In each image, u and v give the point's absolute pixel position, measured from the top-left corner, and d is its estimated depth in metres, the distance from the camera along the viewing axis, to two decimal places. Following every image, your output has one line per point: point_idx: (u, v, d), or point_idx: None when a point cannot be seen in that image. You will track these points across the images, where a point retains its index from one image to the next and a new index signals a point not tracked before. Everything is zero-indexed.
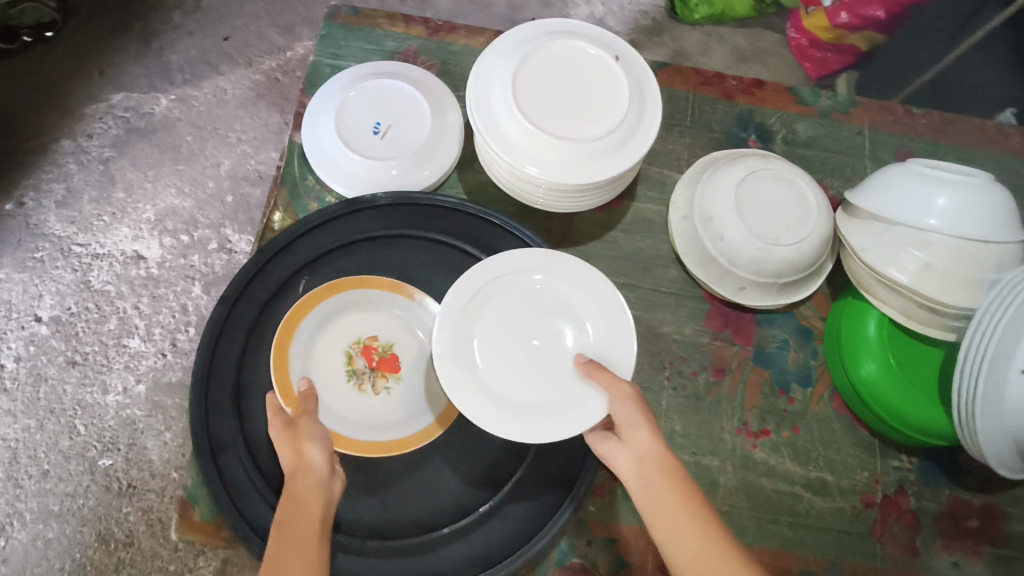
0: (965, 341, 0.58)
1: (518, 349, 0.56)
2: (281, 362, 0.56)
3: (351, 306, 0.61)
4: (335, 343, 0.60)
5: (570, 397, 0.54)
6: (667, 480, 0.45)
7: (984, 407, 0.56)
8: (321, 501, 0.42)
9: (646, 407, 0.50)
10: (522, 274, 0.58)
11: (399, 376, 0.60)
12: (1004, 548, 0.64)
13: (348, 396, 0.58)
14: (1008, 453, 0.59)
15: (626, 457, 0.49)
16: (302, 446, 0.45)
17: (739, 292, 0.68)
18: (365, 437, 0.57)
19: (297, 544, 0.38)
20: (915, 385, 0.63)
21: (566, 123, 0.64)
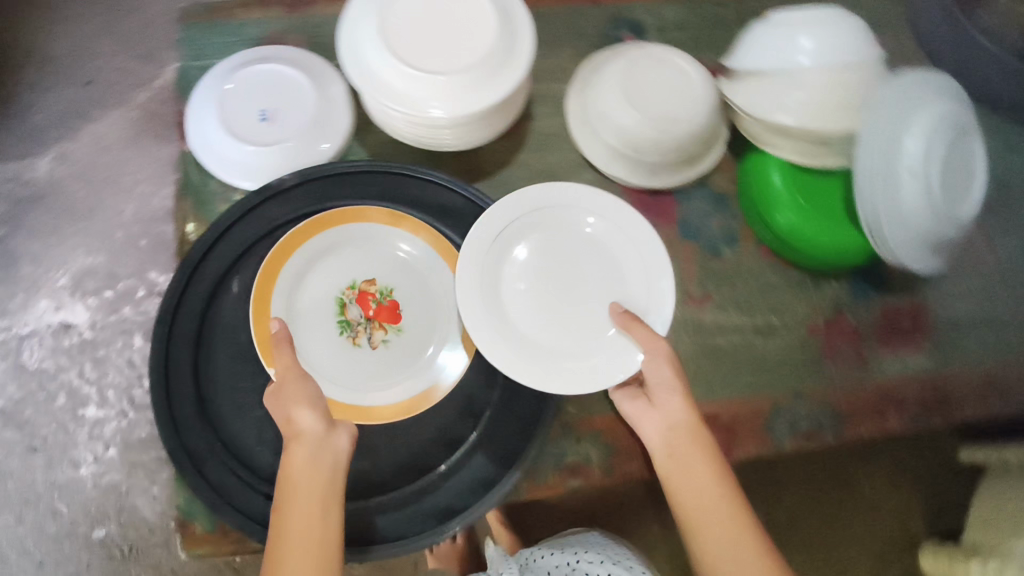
0: (857, 156, 0.64)
1: (555, 292, 0.63)
2: (262, 297, 0.60)
3: (341, 239, 0.65)
4: (327, 281, 0.64)
5: (606, 347, 0.61)
6: (690, 449, 0.54)
7: (889, 223, 0.63)
8: (326, 459, 0.52)
9: (679, 368, 0.57)
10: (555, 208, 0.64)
11: (395, 326, 0.64)
12: (936, 336, 0.71)
13: (343, 354, 0.63)
14: (916, 248, 0.65)
15: (655, 418, 0.57)
16: (293, 412, 0.54)
17: (653, 178, 0.72)
18: (358, 401, 0.61)
19: (295, 512, 0.49)
20: (825, 216, 0.69)
21: (443, 59, 0.64)
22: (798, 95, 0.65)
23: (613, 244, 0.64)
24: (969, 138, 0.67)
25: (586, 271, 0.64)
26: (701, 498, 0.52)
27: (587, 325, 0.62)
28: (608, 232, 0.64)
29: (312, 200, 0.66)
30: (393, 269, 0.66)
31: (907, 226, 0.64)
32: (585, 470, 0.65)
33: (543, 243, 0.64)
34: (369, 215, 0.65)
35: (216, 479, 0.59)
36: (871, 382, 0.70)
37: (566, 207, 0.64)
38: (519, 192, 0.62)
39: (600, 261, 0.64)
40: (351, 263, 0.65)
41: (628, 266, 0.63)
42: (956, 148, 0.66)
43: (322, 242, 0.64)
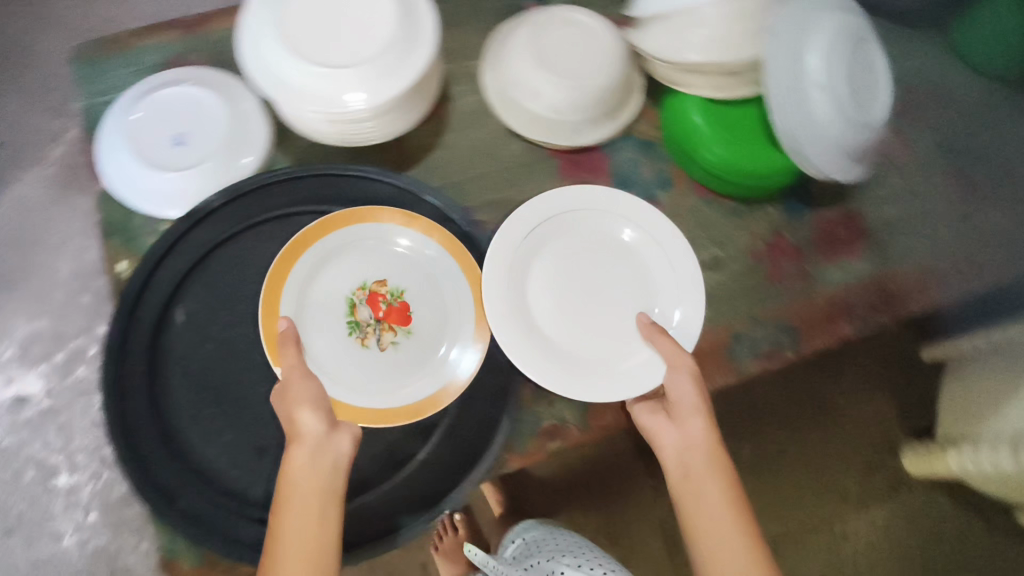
0: (765, 77, 0.66)
1: (583, 301, 0.68)
2: (270, 299, 0.61)
3: (348, 240, 0.66)
4: (340, 280, 0.65)
5: (633, 360, 0.66)
6: (705, 470, 0.57)
7: (805, 133, 0.66)
8: (326, 459, 0.53)
9: (703, 390, 0.60)
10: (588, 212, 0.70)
11: (405, 328, 0.65)
12: (872, 239, 0.74)
13: (351, 355, 0.64)
14: (835, 156, 0.68)
15: (673, 435, 0.59)
16: (297, 412, 0.55)
17: (578, 137, 0.73)
18: (367, 402, 0.61)
19: (296, 509, 0.51)
20: (748, 143, 0.70)
21: (348, 52, 0.63)
22: (702, 30, 0.66)
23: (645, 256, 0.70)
24: (868, 43, 0.69)
25: (615, 282, 0.69)
26: (711, 518, 0.54)
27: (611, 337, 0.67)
28: (642, 244, 0.70)
29: (253, 211, 0.66)
30: (400, 266, 0.67)
31: (823, 136, 0.66)
32: (562, 430, 0.66)
33: (575, 249, 0.69)
34: (382, 216, 0.66)
35: (194, 510, 0.59)
36: (819, 294, 0.72)
37: (601, 215, 0.70)
38: (557, 192, 0.68)
39: (630, 270, 0.70)
40: (362, 262, 0.66)
41: (655, 274, 0.69)
42: (857, 54, 0.68)
43: (330, 245, 0.65)
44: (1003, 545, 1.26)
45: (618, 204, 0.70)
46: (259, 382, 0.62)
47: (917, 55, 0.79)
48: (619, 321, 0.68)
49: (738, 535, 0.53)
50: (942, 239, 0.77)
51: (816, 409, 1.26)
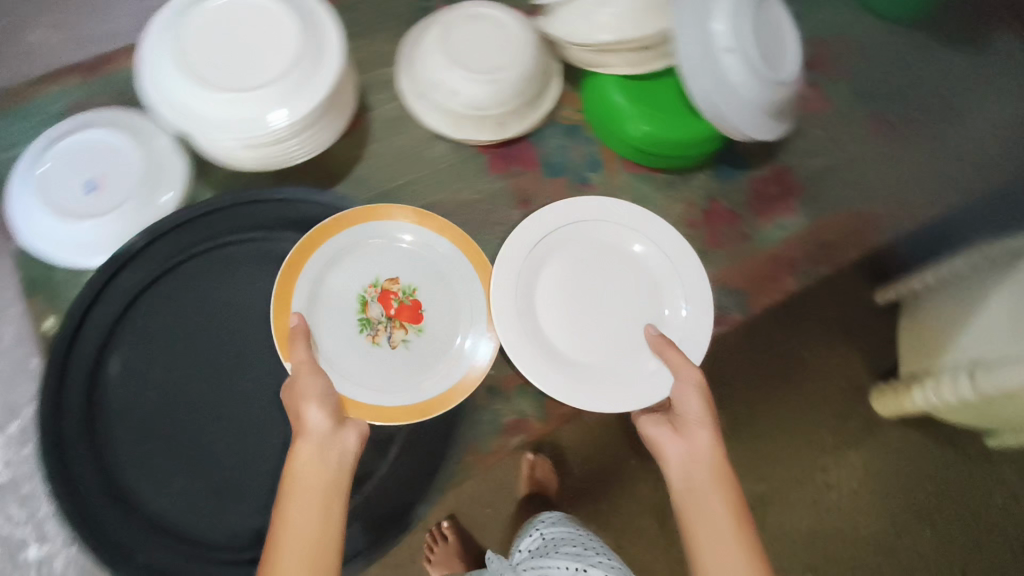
0: (677, 49, 0.67)
1: (590, 313, 0.70)
2: (282, 293, 0.62)
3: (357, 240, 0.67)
4: (351, 279, 0.66)
5: (645, 371, 0.67)
6: (711, 484, 0.56)
7: (723, 94, 0.66)
8: (332, 454, 0.52)
9: (709, 402, 0.61)
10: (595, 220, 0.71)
11: (416, 326, 0.67)
12: (803, 192, 0.76)
13: (361, 351, 0.65)
14: (754, 118, 0.69)
15: (679, 447, 0.59)
16: (303, 408, 0.54)
17: (502, 131, 0.72)
18: (378, 400, 0.62)
19: (302, 499, 0.49)
20: (671, 115, 0.71)
21: (255, 75, 0.62)
22: (609, 10, 0.66)
23: (654, 267, 0.71)
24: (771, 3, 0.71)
25: (626, 292, 0.71)
26: (718, 532, 0.54)
27: (618, 349, 0.69)
28: (652, 256, 0.72)
29: (190, 241, 0.64)
30: (409, 261, 0.68)
31: (740, 101, 0.67)
32: (523, 423, 0.69)
33: (583, 258, 0.71)
34: (395, 214, 0.68)
35: (154, 562, 0.57)
36: (759, 252, 0.73)
37: (609, 227, 0.72)
38: (573, 199, 0.70)
39: (640, 279, 0.71)
40: (372, 260, 0.67)
41: (664, 283, 0.71)
42: (762, 14, 0.69)
43: (338, 244, 0.65)
44: (980, 467, 1.30)
45: (627, 216, 0.72)
46: (206, 422, 0.62)
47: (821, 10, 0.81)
48: (628, 332, 0.69)
49: (741, 550, 0.53)
50: (876, 178, 0.78)
51: (785, 364, 1.28)
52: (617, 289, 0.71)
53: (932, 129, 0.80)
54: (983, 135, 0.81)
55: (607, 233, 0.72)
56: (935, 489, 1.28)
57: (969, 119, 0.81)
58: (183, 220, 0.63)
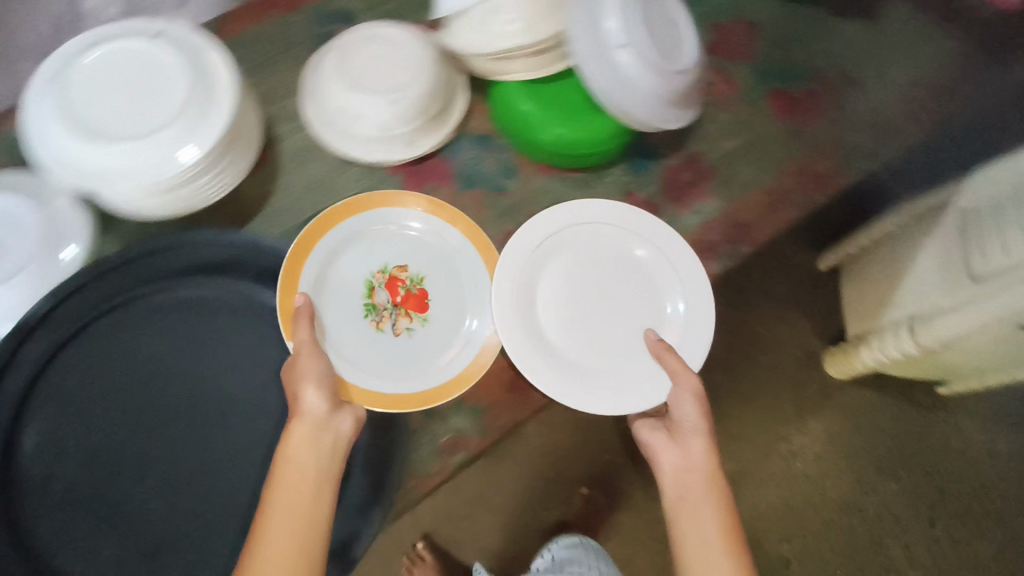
0: (572, 48, 0.68)
1: (589, 314, 0.72)
2: (291, 270, 0.65)
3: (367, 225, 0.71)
4: (360, 265, 0.71)
5: (642, 372, 0.69)
6: (701, 493, 0.61)
7: (623, 88, 0.67)
8: (325, 441, 0.56)
9: (706, 412, 0.64)
10: (598, 221, 0.73)
11: (420, 315, 0.71)
12: (715, 176, 0.77)
13: (367, 336, 0.69)
14: (656, 108, 0.70)
15: (675, 455, 0.64)
16: (302, 389, 0.58)
17: (412, 148, 0.72)
18: (387, 387, 0.66)
19: (293, 480, 0.53)
20: (576, 116, 0.72)
21: (146, 121, 0.61)
22: (503, 19, 0.67)
23: (656, 273, 0.73)
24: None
25: (627, 293, 0.73)
26: (704, 540, 0.58)
27: (617, 348, 0.71)
28: (653, 260, 0.73)
29: (112, 292, 0.63)
30: (415, 249, 0.72)
31: (640, 93, 0.68)
32: (462, 441, 0.69)
33: (586, 257, 0.73)
34: (407, 200, 0.72)
35: None
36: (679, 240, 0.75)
37: (613, 233, 0.74)
38: (574, 204, 0.72)
39: (641, 283, 0.73)
40: (379, 246, 0.72)
41: (664, 288, 0.73)
42: (653, 5, 0.70)
43: (345, 230, 0.70)
44: (934, 416, 1.34)
45: (632, 225, 0.73)
46: (134, 482, 0.61)
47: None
48: (627, 336, 0.71)
49: (724, 559, 0.57)
50: (786, 153, 0.79)
51: (735, 338, 1.32)
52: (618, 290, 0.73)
53: (838, 98, 0.82)
54: (886, 98, 0.83)
55: (611, 238, 0.74)
56: (895, 443, 1.31)
57: (871, 85, 0.83)
58: (101, 270, 0.62)
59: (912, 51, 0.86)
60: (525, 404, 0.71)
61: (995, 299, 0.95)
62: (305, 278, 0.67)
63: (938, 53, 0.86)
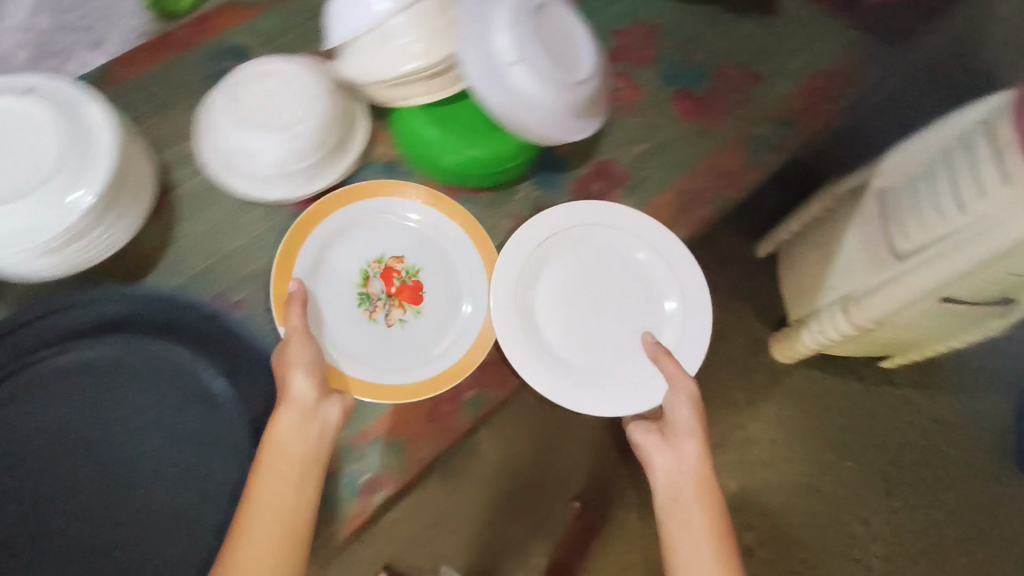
0: (466, 70, 0.67)
1: (581, 309, 0.75)
2: (285, 262, 0.68)
3: (362, 213, 0.73)
4: (355, 256, 0.73)
5: (639, 371, 0.72)
6: (693, 496, 0.66)
7: (522, 108, 0.67)
8: (312, 428, 0.59)
9: (698, 415, 0.69)
10: (598, 222, 0.75)
11: (414, 306, 0.73)
12: (627, 182, 0.78)
13: (360, 324, 0.71)
14: (559, 123, 0.70)
15: (669, 458, 0.69)
16: (289, 376, 0.60)
17: (314, 182, 0.71)
18: (385, 377, 0.68)
19: (279, 471, 0.57)
20: (482, 135, 0.71)
21: (22, 183, 0.58)
22: (395, 45, 0.67)
23: (652, 275, 0.76)
24: (554, 4, 0.72)
25: (624, 293, 0.76)
26: (695, 541, 0.63)
27: (609, 344, 0.74)
28: (652, 266, 0.76)
29: (6, 358, 0.60)
30: (411, 240, 0.75)
31: (539, 110, 0.68)
32: (386, 479, 0.67)
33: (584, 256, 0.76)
34: (407, 191, 0.74)
35: None
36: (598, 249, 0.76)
37: (614, 234, 0.76)
38: (573, 208, 0.74)
39: (638, 285, 0.76)
40: (374, 236, 0.74)
41: (661, 289, 0.75)
42: (547, 17, 0.70)
43: (339, 220, 0.72)
44: (877, 389, 1.36)
45: (633, 229, 0.76)
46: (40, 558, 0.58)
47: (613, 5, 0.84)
48: (625, 337, 0.74)
49: (714, 558, 0.63)
50: (696, 153, 0.79)
51: None
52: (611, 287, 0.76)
53: (743, 92, 0.82)
54: (790, 89, 0.84)
55: (611, 238, 0.76)
56: (843, 421, 1.34)
57: (775, 77, 0.84)
58: None
59: (812, 39, 0.87)
60: (450, 432, 0.70)
61: (920, 275, 0.97)
62: (301, 264, 0.69)
63: (838, 40, 0.88)
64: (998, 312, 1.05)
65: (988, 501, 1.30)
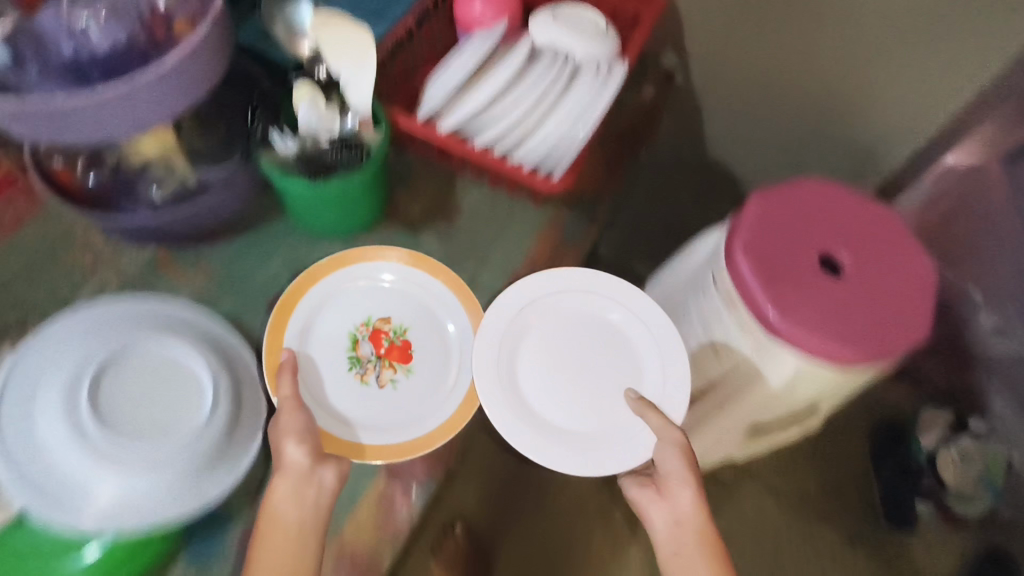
0: (7, 489, 0.51)
1: (571, 339, 0.74)
2: (276, 328, 0.68)
3: (348, 287, 0.73)
4: (344, 322, 0.72)
5: (619, 408, 0.70)
6: (695, 548, 0.64)
7: (102, 504, 0.52)
8: (306, 495, 0.58)
9: (693, 465, 0.65)
10: (587, 275, 0.76)
11: (403, 366, 0.71)
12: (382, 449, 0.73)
13: (351, 390, 0.69)
14: (167, 491, 0.54)
15: (665, 510, 0.66)
16: (281, 447, 0.59)
17: None
18: (383, 441, 0.66)
19: (280, 546, 0.56)
20: (86, 567, 0.54)
21: None
22: None
23: (634, 331, 0.75)
24: (137, 343, 0.58)
25: (613, 338, 0.75)
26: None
27: (601, 376, 0.73)
28: (631, 323, 0.75)
29: None
30: (396, 301, 0.74)
31: (126, 497, 0.53)
32: None
33: (577, 289, 0.76)
34: (387, 254, 0.74)
35: None
36: None
37: (602, 287, 0.76)
38: (555, 270, 0.75)
39: (628, 329, 0.75)
40: (361, 303, 0.73)
41: (651, 328, 0.74)
42: (130, 372, 0.57)
43: (320, 293, 0.72)
44: (739, 487, 1.29)
45: (616, 288, 0.76)
46: None
47: (262, 279, 0.74)
48: (616, 371, 0.73)
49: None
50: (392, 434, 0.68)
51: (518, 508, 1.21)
52: (601, 319, 0.76)
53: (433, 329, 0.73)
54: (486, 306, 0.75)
55: (602, 284, 0.76)
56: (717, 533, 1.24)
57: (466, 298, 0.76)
58: None
59: (500, 235, 0.79)
60: None
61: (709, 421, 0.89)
62: (292, 331, 0.70)
63: (526, 230, 0.80)
64: (807, 417, 0.96)
65: (870, 569, 1.24)
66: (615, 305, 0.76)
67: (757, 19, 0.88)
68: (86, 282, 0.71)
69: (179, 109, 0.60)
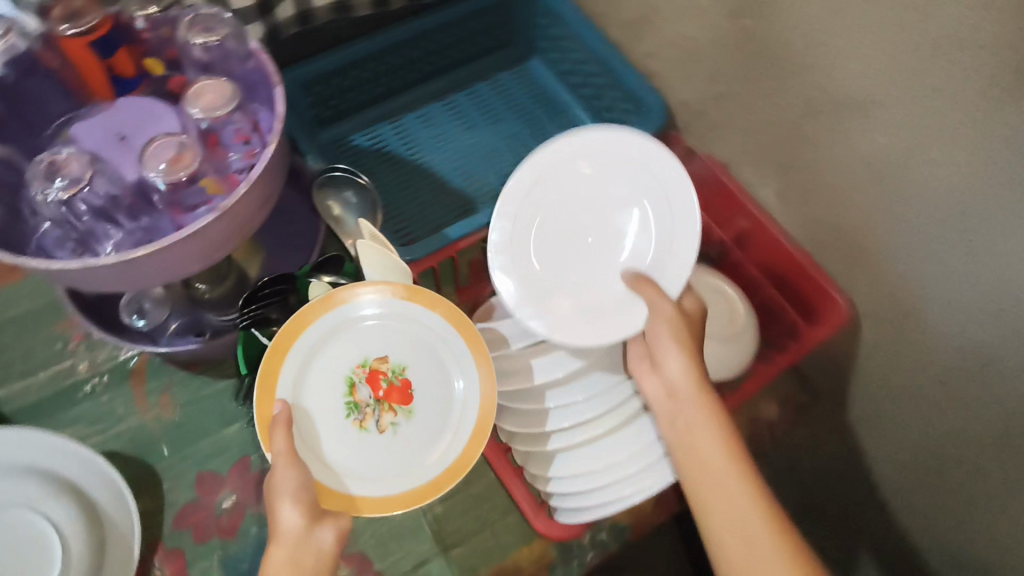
0: None
1: (581, 215, 0.56)
2: (266, 379, 0.52)
3: (339, 322, 0.54)
4: (333, 368, 0.54)
5: (623, 295, 0.56)
6: (696, 417, 0.51)
7: None
8: (306, 563, 0.45)
9: (683, 330, 0.52)
10: (593, 143, 0.54)
11: (406, 409, 0.54)
12: None
13: (349, 441, 0.53)
14: None
15: (656, 381, 0.53)
16: (277, 505, 0.46)
17: None
18: (386, 492, 0.51)
19: None
20: None
21: None
22: None
23: (650, 196, 0.55)
24: (18, 508, 0.55)
25: (626, 210, 0.56)
26: (738, 516, 0.46)
27: (614, 250, 0.57)
28: (647, 185, 0.55)
29: None
30: (394, 335, 0.55)
31: None
32: None
33: (581, 155, 0.55)
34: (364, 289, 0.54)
35: None
36: None
37: (618, 150, 0.55)
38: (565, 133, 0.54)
39: (640, 193, 0.55)
40: (354, 342, 0.55)
41: (669, 193, 0.54)
42: None
43: (311, 340, 0.53)
44: None
45: (627, 144, 0.54)
46: None
47: (208, 442, 0.64)
48: (625, 247, 0.57)
49: (774, 543, 0.45)
50: None
51: None
52: (620, 184, 0.56)
53: None
54: None
55: (619, 145, 0.54)
56: None
57: None
58: None
59: (481, 526, 0.63)
60: None
61: None
62: (283, 384, 0.52)
63: (511, 535, 0.63)
64: None
65: None
66: (630, 162, 0.55)
67: (929, 419, 0.60)
68: (56, 358, 0.66)
69: (172, 278, 0.50)
